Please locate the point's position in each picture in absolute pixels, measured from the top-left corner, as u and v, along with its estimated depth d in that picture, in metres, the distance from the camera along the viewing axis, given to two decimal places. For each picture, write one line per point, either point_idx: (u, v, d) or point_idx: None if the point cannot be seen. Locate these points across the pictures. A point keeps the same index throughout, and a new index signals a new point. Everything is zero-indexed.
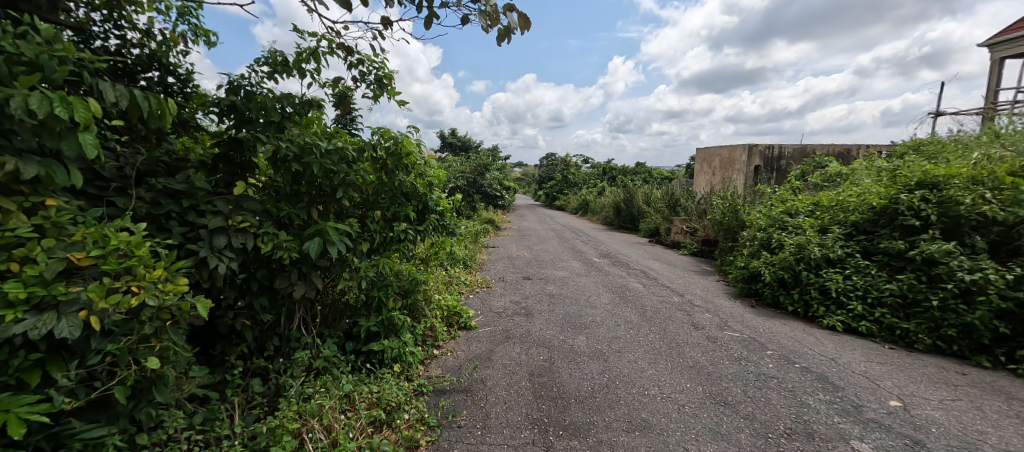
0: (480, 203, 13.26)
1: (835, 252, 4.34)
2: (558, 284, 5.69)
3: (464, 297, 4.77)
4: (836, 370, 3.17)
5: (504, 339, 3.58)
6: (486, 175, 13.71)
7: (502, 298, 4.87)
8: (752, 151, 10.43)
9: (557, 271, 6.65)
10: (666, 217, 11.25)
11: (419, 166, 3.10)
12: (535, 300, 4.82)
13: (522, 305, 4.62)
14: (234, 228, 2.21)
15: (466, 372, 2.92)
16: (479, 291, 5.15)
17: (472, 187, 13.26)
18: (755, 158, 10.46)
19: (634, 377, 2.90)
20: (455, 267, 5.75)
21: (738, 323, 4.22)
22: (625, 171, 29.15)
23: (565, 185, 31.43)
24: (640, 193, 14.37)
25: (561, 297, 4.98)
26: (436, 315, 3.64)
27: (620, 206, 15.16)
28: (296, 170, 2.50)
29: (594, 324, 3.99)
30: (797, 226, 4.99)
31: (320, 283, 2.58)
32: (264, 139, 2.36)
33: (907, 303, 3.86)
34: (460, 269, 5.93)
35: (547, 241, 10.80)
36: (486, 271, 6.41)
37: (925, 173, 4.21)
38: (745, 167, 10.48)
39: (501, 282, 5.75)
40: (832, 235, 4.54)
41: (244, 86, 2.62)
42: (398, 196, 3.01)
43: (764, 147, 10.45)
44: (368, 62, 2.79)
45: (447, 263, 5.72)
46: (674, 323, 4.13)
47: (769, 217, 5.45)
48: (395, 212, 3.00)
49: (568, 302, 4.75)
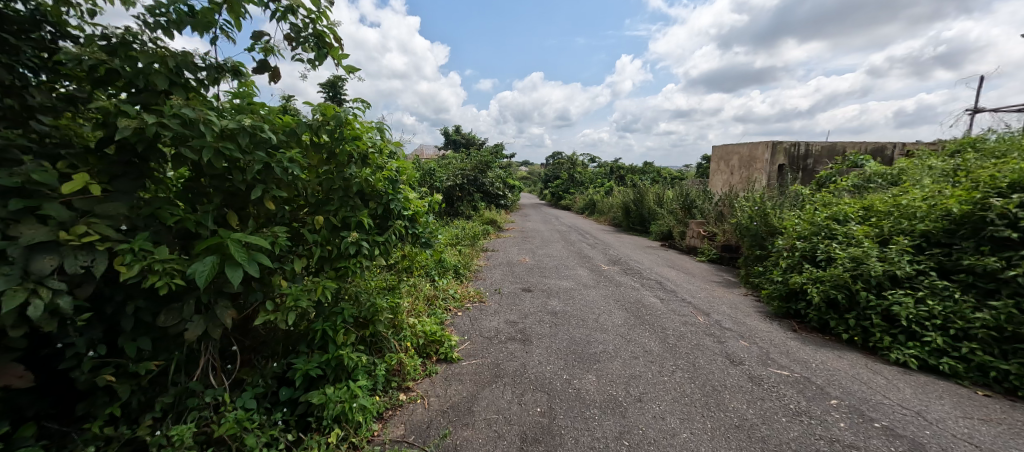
0: (479, 202, 12.50)
1: (903, 268, 3.54)
2: (562, 299, 4.91)
3: (449, 316, 4.01)
4: (930, 434, 2.38)
5: (492, 379, 2.82)
6: (487, 173, 12.91)
7: (495, 318, 4.10)
8: (776, 149, 9.64)
9: (561, 281, 5.88)
10: (680, 219, 10.42)
11: (378, 158, 2.35)
12: (535, 320, 4.05)
13: (519, 327, 3.85)
14: (71, 245, 1.47)
15: (435, 436, 2.16)
16: (470, 308, 4.39)
17: (472, 185, 12.49)
18: (779, 156, 9.66)
19: (662, 446, 2.13)
20: (444, 278, 5.00)
21: (782, 355, 3.43)
22: (633, 170, 28.27)
23: (571, 184, 30.60)
24: (650, 193, 13.57)
25: (565, 316, 4.20)
26: (407, 346, 2.89)
27: (630, 207, 14.36)
28: (191, 159, 1.77)
29: (606, 357, 3.22)
30: (849, 235, 4.18)
31: (227, 318, 1.84)
32: (134, 113, 1.62)
33: (1003, 337, 3.05)
34: (450, 279, 5.17)
35: (551, 244, 10.02)
36: (480, 281, 5.65)
37: (1020, 173, 3.40)
38: (769, 166, 9.67)
39: (496, 295, 4.99)
40: (897, 247, 3.74)
41: (129, 44, 1.87)
42: (351, 197, 2.26)
43: (789, 144, 9.65)
44: (299, 11, 2.04)
45: (435, 273, 4.97)
46: (704, 355, 3.34)
47: (811, 224, 4.65)
48: (345, 219, 2.24)
49: (574, 324, 3.98)
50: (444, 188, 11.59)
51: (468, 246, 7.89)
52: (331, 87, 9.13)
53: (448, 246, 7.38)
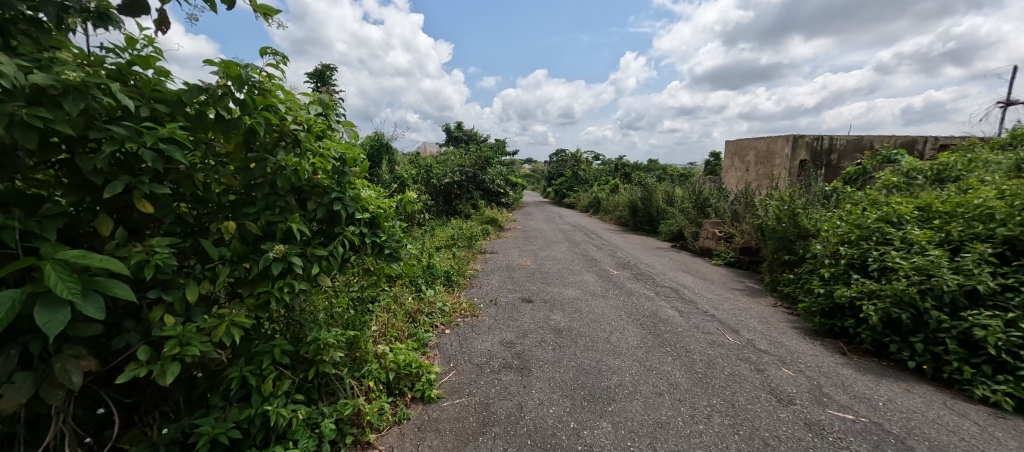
0: (479, 200, 11.89)
1: (986, 283, 2.90)
2: (567, 312, 4.28)
3: (435, 336, 3.40)
4: None
5: (479, 429, 2.20)
6: (487, 169, 12.28)
7: (488, 337, 3.48)
8: (797, 143, 8.98)
9: (566, 289, 5.25)
10: (693, 219, 9.76)
11: (316, 143, 1.76)
12: (535, 340, 3.43)
13: (516, 350, 3.23)
14: None
15: None
16: (460, 324, 3.77)
17: (471, 182, 11.86)
18: (800, 151, 9.00)
19: None
20: (433, 287, 4.39)
21: (839, 390, 2.79)
22: (639, 167, 27.57)
23: (575, 182, 29.91)
24: (659, 191, 12.91)
25: (571, 335, 3.57)
26: (372, 385, 2.28)
27: (637, 206, 13.72)
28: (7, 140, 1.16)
29: (623, 394, 2.59)
30: (908, 241, 3.53)
31: (74, 377, 1.24)
32: None
33: None
34: (440, 288, 4.56)
35: (555, 245, 9.39)
36: (475, 289, 5.04)
37: None
38: (789, 161, 9.02)
39: (492, 306, 4.37)
40: (974, 256, 3.10)
41: None
42: (277, 196, 1.67)
43: (811, 138, 8.98)
44: None
45: (423, 281, 4.36)
46: (744, 391, 2.71)
47: (858, 227, 4.00)
48: (269, 225, 1.63)
49: (582, 345, 3.35)
50: (442, 185, 10.97)
51: (464, 249, 7.29)
52: (320, 77, 8.53)
53: (442, 249, 6.76)
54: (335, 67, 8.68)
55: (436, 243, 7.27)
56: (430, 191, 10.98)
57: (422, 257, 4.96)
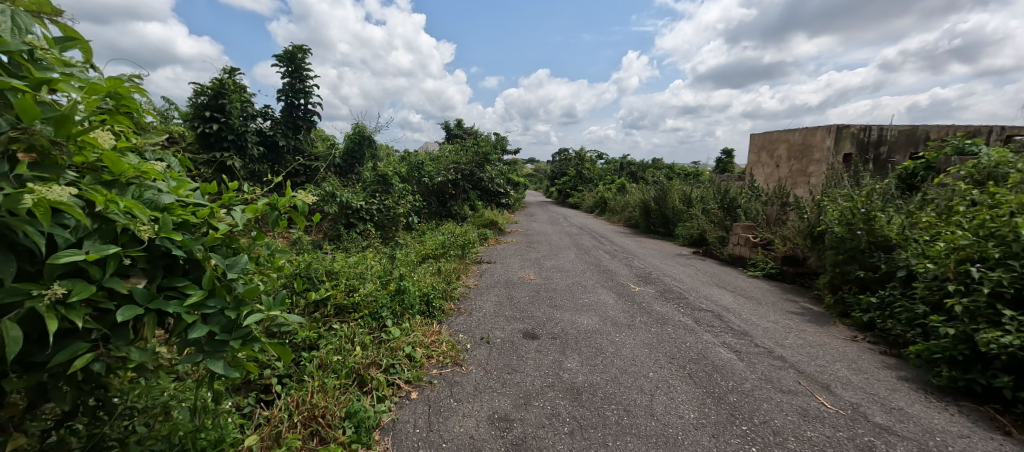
0: (477, 201, 10.77)
1: None
2: (585, 354, 3.13)
3: (395, 410, 2.29)
4: None
5: None
6: (486, 167, 11.07)
7: (474, 408, 2.34)
8: (841, 135, 7.82)
9: (581, 316, 4.09)
10: (718, 222, 8.61)
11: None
12: (544, 414, 2.29)
13: (515, 436, 2.09)
14: None
15: None
16: (437, 380, 2.65)
17: (468, 181, 10.72)
18: (844, 144, 7.85)
19: None
20: (404, 320, 3.27)
21: None
22: (646, 165, 26.32)
23: (579, 181, 28.68)
24: (676, 190, 11.75)
25: (597, 403, 2.42)
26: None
27: (650, 206, 12.56)
28: None
29: None
30: None
31: None
32: None
33: None
34: (417, 317, 3.42)
35: (561, 252, 8.26)
36: (462, 318, 3.91)
37: None
38: (831, 155, 7.86)
39: (483, 346, 3.23)
40: None
41: None
42: None
43: (858, 128, 7.81)
44: None
45: (390, 313, 3.24)
46: None
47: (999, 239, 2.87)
48: None
49: (615, 425, 2.21)
50: (435, 184, 9.83)
51: (456, 261, 6.13)
52: (290, 60, 7.40)
53: (427, 262, 5.63)
54: (308, 49, 7.55)
55: (422, 253, 6.14)
56: (422, 192, 9.85)
57: (392, 278, 3.81)
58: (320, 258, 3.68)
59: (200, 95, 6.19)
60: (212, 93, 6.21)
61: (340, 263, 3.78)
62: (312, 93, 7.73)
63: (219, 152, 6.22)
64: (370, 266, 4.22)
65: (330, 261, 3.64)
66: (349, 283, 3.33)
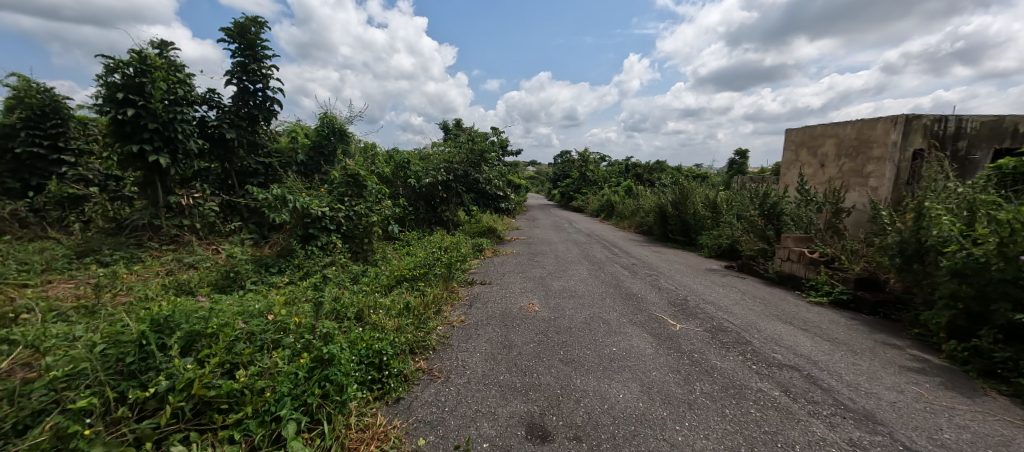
0: (473, 206, 9.45)
1: None
2: None
3: None
4: None
5: None
6: (484, 167, 9.74)
7: None
8: (911, 126, 6.46)
9: (612, 383, 2.74)
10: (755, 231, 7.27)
11: None
12: None
13: None
14: None
15: None
16: None
17: (463, 183, 9.39)
18: (914, 138, 6.48)
19: None
20: (323, 422, 1.96)
21: None
22: (654, 167, 24.99)
23: (583, 183, 27.37)
24: (697, 193, 10.41)
25: None
26: None
27: (667, 211, 11.22)
28: None
29: None
30: None
31: None
32: None
33: None
34: (353, 405, 2.15)
35: (571, 267, 6.93)
36: (433, 390, 2.56)
37: None
38: (899, 152, 6.51)
39: None
40: None
41: None
42: None
43: (931, 118, 6.45)
44: None
45: (299, 408, 1.93)
46: None
47: None
48: None
49: None
50: (422, 187, 8.51)
51: (438, 287, 4.76)
52: (242, 35, 6.09)
53: (400, 292, 4.31)
54: (264, 23, 6.24)
55: (396, 276, 4.82)
56: (408, 195, 8.52)
57: (320, 335, 2.47)
58: (204, 305, 2.35)
59: (114, 73, 4.89)
60: (131, 70, 4.92)
61: (241, 310, 2.45)
62: (270, 76, 6.41)
63: (139, 145, 4.93)
64: (299, 309, 2.88)
65: (218, 311, 2.32)
66: (233, 354, 2.01)
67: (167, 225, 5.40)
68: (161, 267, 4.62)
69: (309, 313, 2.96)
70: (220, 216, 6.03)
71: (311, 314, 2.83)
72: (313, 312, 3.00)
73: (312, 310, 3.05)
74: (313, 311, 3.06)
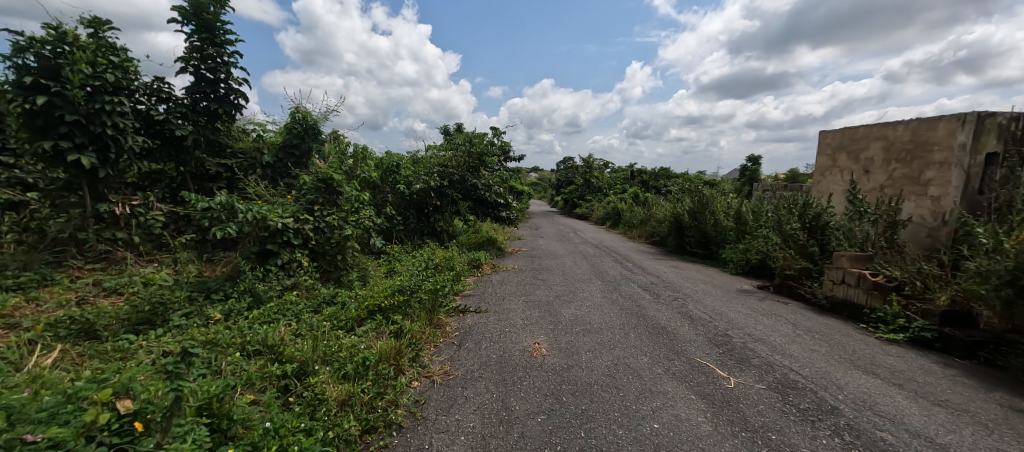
0: (470, 214, 8.50)
1: None
2: None
3: None
4: None
5: None
6: (483, 170, 8.80)
7: None
8: (983, 126, 5.51)
9: None
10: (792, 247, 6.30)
11: None
12: None
13: None
14: None
15: None
16: None
17: (460, 189, 8.45)
18: (988, 139, 5.51)
19: None
20: None
21: None
22: (662, 173, 24.04)
23: (588, 190, 26.44)
24: (718, 202, 9.46)
25: None
26: None
27: (683, 221, 10.27)
28: None
29: None
30: None
31: None
32: None
33: None
34: None
35: (581, 287, 5.98)
36: None
37: None
38: (968, 156, 5.56)
39: None
40: None
41: None
42: None
43: (1007, 116, 5.49)
44: None
45: None
46: None
47: None
48: None
49: None
50: (413, 193, 7.57)
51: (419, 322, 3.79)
52: (198, 15, 5.18)
53: (368, 334, 3.35)
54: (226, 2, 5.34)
55: (368, 305, 3.86)
56: (397, 203, 7.58)
57: None
58: None
59: (23, 53, 3.95)
60: (47, 51, 3.99)
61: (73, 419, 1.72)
62: (234, 64, 5.49)
63: (53, 141, 3.99)
64: (167, 398, 1.92)
65: None
66: None
67: (96, 239, 4.42)
68: (70, 296, 3.66)
69: (197, 402, 2.00)
70: (170, 228, 5.12)
71: (176, 419, 1.89)
72: (197, 399, 2.05)
73: (211, 390, 2.07)
74: (213, 394, 2.08)
